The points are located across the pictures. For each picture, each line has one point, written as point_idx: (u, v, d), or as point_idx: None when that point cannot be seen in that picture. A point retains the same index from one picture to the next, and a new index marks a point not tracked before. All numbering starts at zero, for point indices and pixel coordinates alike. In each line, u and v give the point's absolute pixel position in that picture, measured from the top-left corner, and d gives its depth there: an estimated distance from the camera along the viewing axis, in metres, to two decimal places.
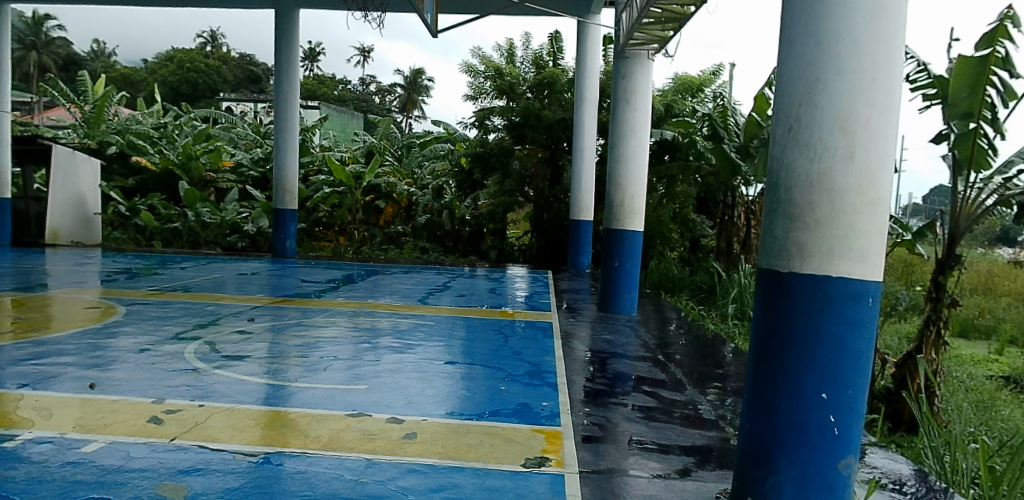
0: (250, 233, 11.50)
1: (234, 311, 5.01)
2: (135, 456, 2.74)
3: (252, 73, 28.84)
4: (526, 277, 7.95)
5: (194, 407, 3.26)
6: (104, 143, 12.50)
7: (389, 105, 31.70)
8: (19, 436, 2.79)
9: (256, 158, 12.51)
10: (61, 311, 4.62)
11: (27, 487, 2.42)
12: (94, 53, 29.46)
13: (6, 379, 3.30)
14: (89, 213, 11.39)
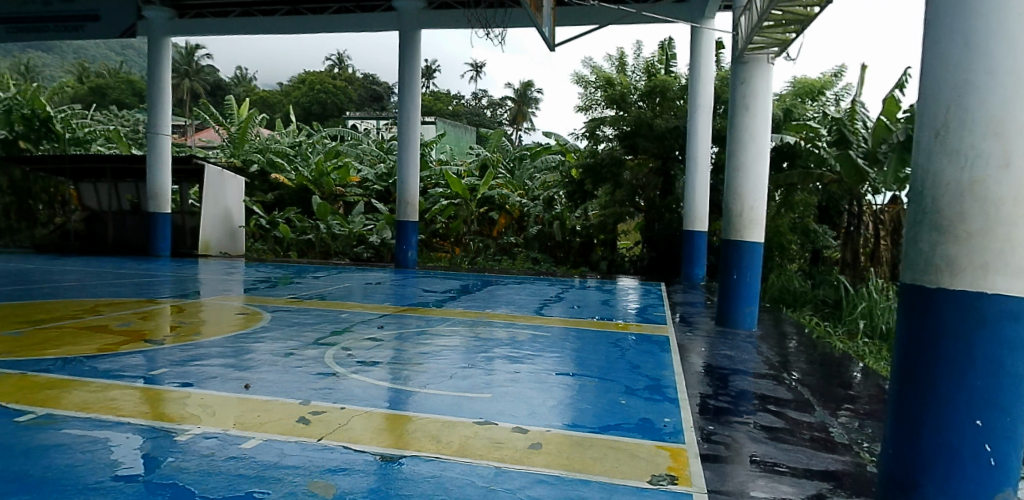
0: (375, 244, 11.98)
1: (363, 318, 5.25)
2: (288, 454, 2.95)
3: (375, 92, 30.51)
4: (638, 289, 7.83)
5: (337, 410, 3.45)
6: (247, 162, 13.61)
7: (501, 118, 32.33)
8: (189, 431, 3.07)
9: (380, 174, 13.02)
10: (213, 316, 5.05)
11: (199, 478, 2.67)
12: (237, 79, 32.54)
13: (171, 378, 3.64)
14: (235, 226, 12.48)
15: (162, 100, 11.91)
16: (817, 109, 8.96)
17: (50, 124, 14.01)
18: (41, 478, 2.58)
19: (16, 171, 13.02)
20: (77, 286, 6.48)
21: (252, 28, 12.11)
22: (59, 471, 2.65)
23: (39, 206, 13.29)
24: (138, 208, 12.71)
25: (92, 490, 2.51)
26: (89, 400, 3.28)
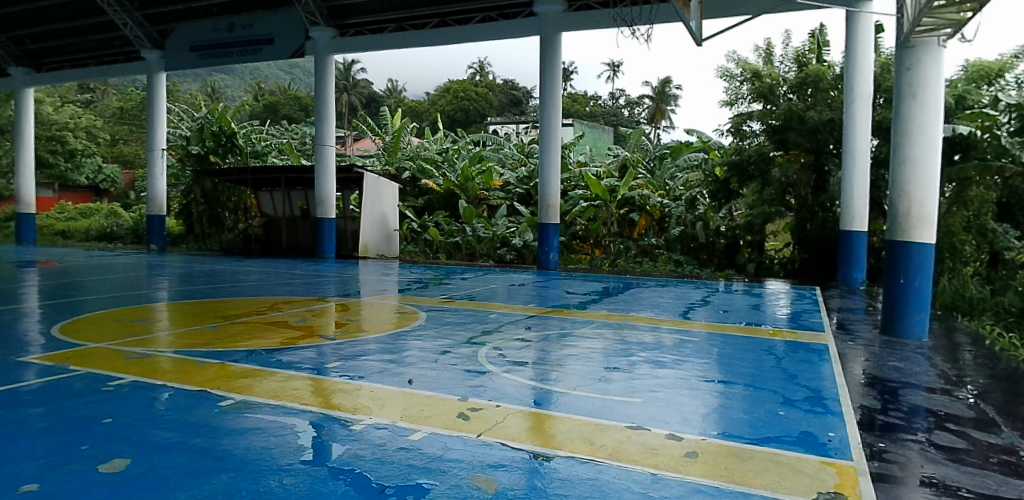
0: (517, 247, 12.15)
1: (510, 319, 5.37)
2: (452, 447, 3.06)
3: (514, 96, 33.12)
4: (790, 293, 7.41)
5: (493, 407, 3.54)
6: (400, 169, 14.47)
7: (639, 117, 34.06)
8: (362, 421, 3.29)
9: (521, 177, 13.21)
10: (373, 314, 5.38)
11: (374, 466, 2.85)
12: (389, 92, 36.80)
13: (341, 371, 3.92)
14: (390, 229, 13.20)
15: (327, 113, 12.88)
16: (993, 93, 8.10)
17: (234, 139, 15.53)
18: (239, 458, 2.87)
19: (208, 183, 15.21)
20: (261, 284, 7.24)
21: (396, 43, 12.54)
22: (257, 452, 2.94)
23: (226, 213, 15.60)
24: (307, 214, 13.77)
25: (283, 470, 2.76)
26: (276, 389, 3.61)
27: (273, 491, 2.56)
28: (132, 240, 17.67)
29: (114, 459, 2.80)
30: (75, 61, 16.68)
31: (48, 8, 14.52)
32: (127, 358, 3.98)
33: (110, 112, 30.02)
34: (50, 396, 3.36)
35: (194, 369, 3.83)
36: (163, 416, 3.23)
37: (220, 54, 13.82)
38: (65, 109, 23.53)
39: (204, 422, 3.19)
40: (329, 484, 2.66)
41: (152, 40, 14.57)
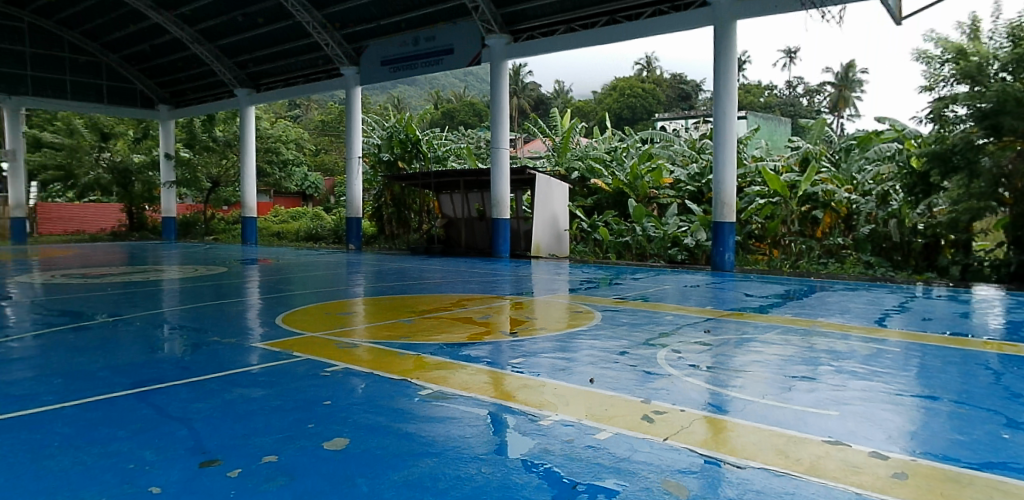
0: (690, 246, 11.72)
1: (686, 321, 5.29)
2: (639, 449, 3.03)
3: (683, 91, 36.66)
4: (1009, 300, 6.56)
5: (677, 411, 3.47)
6: (570, 169, 14.68)
7: (820, 106, 34.25)
8: (549, 416, 3.39)
9: (692, 174, 12.93)
10: (549, 313, 5.55)
11: (564, 461, 2.93)
12: (557, 95, 41.19)
13: (524, 367, 4.08)
14: (560, 229, 13.46)
15: (502, 120, 13.48)
16: None
17: (418, 146, 16.97)
18: (439, 446, 3.07)
19: (397, 188, 17.26)
20: (445, 282, 7.76)
21: (568, 44, 12.58)
22: (454, 441, 3.12)
23: (412, 215, 17.26)
24: (484, 215, 14.53)
25: (479, 459, 2.92)
26: (468, 381, 3.85)
27: (473, 479, 2.72)
28: (334, 240, 19.49)
29: (334, 437, 3.12)
30: (289, 80, 18.50)
31: (266, 34, 16.72)
32: (334, 346, 4.43)
33: (317, 125, 35.41)
34: (279, 377, 3.82)
35: (394, 359, 4.18)
36: (372, 400, 3.55)
37: (407, 67, 14.98)
38: (278, 125, 24.76)
39: (406, 410, 3.44)
40: (522, 477, 2.75)
41: (351, 57, 15.95)
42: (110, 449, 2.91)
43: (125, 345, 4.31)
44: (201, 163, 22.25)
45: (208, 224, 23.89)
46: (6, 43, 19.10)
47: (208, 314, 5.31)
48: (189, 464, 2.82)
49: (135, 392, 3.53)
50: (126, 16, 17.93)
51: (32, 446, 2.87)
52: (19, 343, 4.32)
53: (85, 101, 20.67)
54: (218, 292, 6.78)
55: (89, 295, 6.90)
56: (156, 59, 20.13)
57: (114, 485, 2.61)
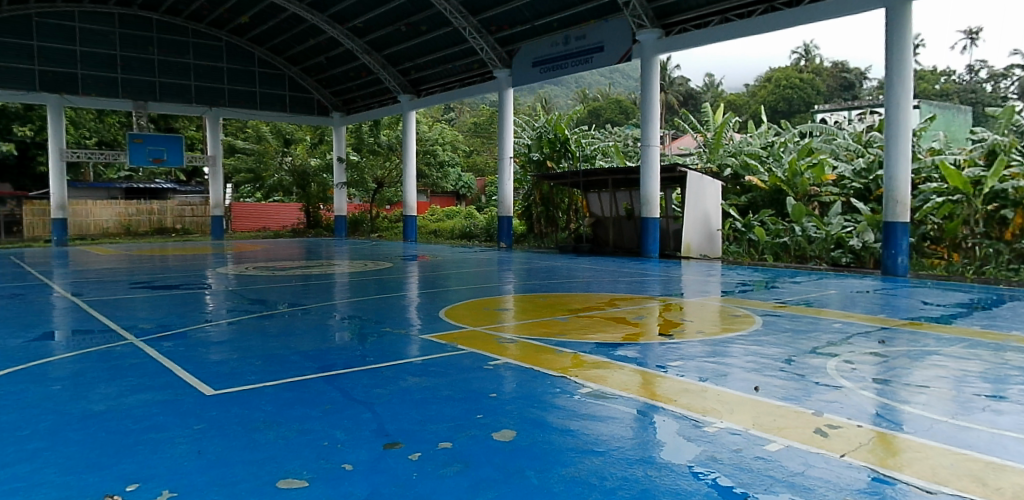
0: (856, 248, 10.96)
1: (857, 330, 4.98)
2: (814, 465, 2.84)
3: (845, 80, 34.23)
4: None
5: (854, 427, 3.26)
6: (722, 166, 14.13)
7: (1010, 91, 30.60)
8: (715, 424, 3.32)
9: (859, 169, 12.06)
10: (704, 316, 5.49)
11: (735, 471, 2.81)
12: (705, 88, 40.92)
13: (683, 371, 4.08)
14: (712, 229, 13.06)
15: (653, 115, 13.22)
16: None
17: (566, 145, 17.07)
18: (603, 444, 3.11)
19: (545, 187, 17.23)
20: (594, 281, 7.84)
21: (726, 35, 12.07)
22: (618, 441, 3.14)
23: (560, 214, 17.20)
24: (633, 215, 14.35)
25: (646, 462, 2.90)
26: (628, 383, 3.90)
27: (642, 480, 2.71)
28: (486, 239, 19.70)
29: (502, 430, 3.27)
30: (447, 84, 19.24)
31: (428, 42, 17.64)
32: (490, 339, 4.64)
33: (471, 128, 37.30)
34: (446, 367, 4.07)
35: (552, 357, 4.33)
36: (535, 397, 3.69)
37: (558, 67, 15.23)
38: (436, 127, 26.23)
39: (570, 409, 3.53)
40: (690, 483, 2.69)
41: (503, 60, 16.41)
42: (306, 427, 3.23)
43: (308, 331, 4.78)
44: (368, 165, 23.57)
45: (373, 222, 24.98)
46: (211, 61, 21.43)
47: (374, 306, 5.76)
48: (374, 445, 3.07)
49: (322, 375, 3.89)
50: (306, 31, 19.61)
51: (243, 420, 3.26)
52: (218, 328, 4.89)
53: (272, 110, 22.72)
54: (382, 286, 7.32)
55: (275, 286, 7.69)
56: (330, 70, 21.75)
57: (312, 460, 2.90)
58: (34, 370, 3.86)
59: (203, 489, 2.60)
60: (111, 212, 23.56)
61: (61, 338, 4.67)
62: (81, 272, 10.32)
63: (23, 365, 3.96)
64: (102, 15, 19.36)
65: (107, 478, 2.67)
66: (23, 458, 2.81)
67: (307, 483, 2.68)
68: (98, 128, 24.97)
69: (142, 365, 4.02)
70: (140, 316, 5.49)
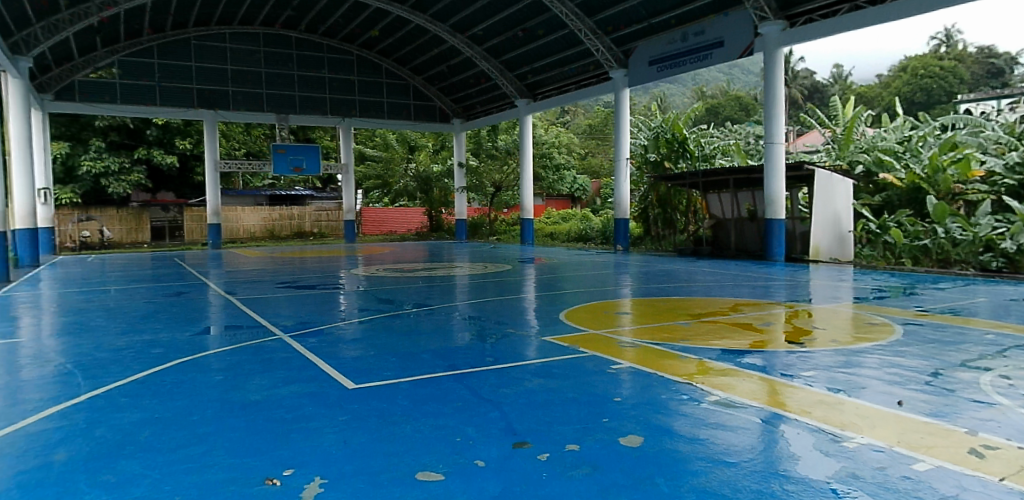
0: (1009, 252, 9.91)
1: (1014, 342, 4.55)
2: (970, 488, 2.59)
3: (995, 65, 31.22)
4: None
5: (1016, 448, 2.96)
6: (853, 163, 13.36)
7: None
8: (854, 440, 3.13)
9: (1012, 164, 11.01)
10: (835, 324, 5.36)
11: (878, 489, 2.62)
12: (833, 80, 38.77)
13: (815, 382, 3.95)
14: (843, 230, 12.27)
15: (775, 113, 12.74)
16: None
17: (685, 144, 16.51)
18: (733, 455, 3.01)
19: (662, 187, 16.52)
20: (715, 286, 7.68)
21: (862, 21, 11.30)
22: (748, 451, 3.04)
23: (678, 216, 16.39)
24: (756, 216, 13.82)
25: (783, 477, 2.75)
26: (756, 392, 3.82)
27: (778, 493, 2.58)
28: (602, 242, 19.19)
29: (629, 435, 3.27)
30: (563, 88, 19.31)
31: (544, 46, 17.88)
32: (611, 343, 4.80)
33: (586, 130, 38.07)
34: (570, 370, 4.20)
35: (675, 363, 4.40)
36: (660, 404, 3.68)
37: (675, 65, 14.91)
38: (552, 131, 27.22)
39: (695, 416, 3.49)
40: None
41: (619, 60, 16.41)
42: (441, 423, 3.39)
43: (433, 330, 5.09)
44: (486, 170, 23.83)
45: (491, 226, 25.36)
46: (343, 74, 22.59)
47: (491, 307, 6.11)
48: (503, 444, 3.15)
49: (453, 374, 4.09)
50: (430, 41, 20.31)
51: (382, 414, 3.47)
52: (351, 326, 5.30)
53: (398, 119, 23.62)
54: (499, 288, 7.60)
55: (401, 287, 8.12)
56: (451, 78, 22.42)
57: (446, 455, 3.03)
58: (199, 363, 4.34)
59: (349, 477, 2.78)
60: (258, 218, 25.76)
61: (216, 333, 5.28)
62: (233, 273, 11.32)
63: (190, 358, 4.46)
64: (248, 35, 20.92)
65: (266, 462, 2.93)
66: (195, 439, 3.15)
67: (444, 477, 2.80)
68: (246, 140, 26.83)
69: (290, 360, 4.40)
70: (285, 313, 6.12)
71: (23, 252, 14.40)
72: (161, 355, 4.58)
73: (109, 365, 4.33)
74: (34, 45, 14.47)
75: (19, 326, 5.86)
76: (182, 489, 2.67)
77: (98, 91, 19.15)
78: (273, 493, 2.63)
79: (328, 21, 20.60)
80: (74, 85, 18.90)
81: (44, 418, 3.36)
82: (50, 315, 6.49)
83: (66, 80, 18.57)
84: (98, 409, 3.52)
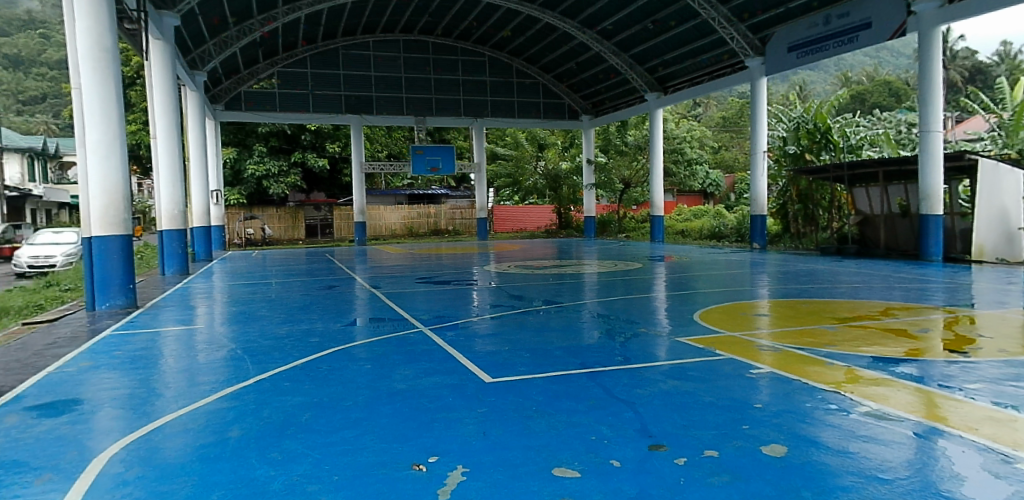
0: None
1: None
2: None
3: None
4: None
5: None
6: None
7: None
8: None
9: None
10: (1005, 332, 4.76)
11: None
12: (1001, 58, 34.65)
13: (981, 395, 3.54)
14: (1014, 228, 10.97)
15: (933, 95, 11.59)
16: None
17: (829, 135, 15.49)
18: (890, 472, 2.72)
19: (803, 182, 15.54)
20: (864, 287, 7.14)
21: None
22: (902, 466, 2.76)
23: (821, 212, 15.41)
24: (909, 212, 12.69)
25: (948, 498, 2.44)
26: (912, 404, 3.48)
27: None
28: (737, 239, 18.49)
29: (772, 444, 3.06)
30: (696, 79, 18.76)
31: (675, 37, 17.47)
32: (749, 346, 4.67)
33: (718, 122, 36.74)
34: (706, 373, 4.10)
35: (821, 370, 4.14)
36: (805, 413, 3.43)
37: (818, 49, 14.11)
38: (685, 126, 26.84)
39: (842, 426, 3.23)
40: None
41: (755, 48, 15.61)
42: (575, 420, 3.39)
43: (563, 329, 5.23)
44: (615, 166, 23.93)
45: (621, 223, 25.17)
46: (476, 75, 23.25)
47: (622, 306, 6.21)
48: (640, 446, 3.07)
49: (585, 372, 4.12)
50: (559, 38, 20.50)
51: (517, 408, 3.55)
52: (484, 322, 5.58)
53: (528, 117, 24.02)
54: (628, 287, 7.60)
55: (532, 283, 8.29)
56: (581, 74, 22.43)
57: (583, 453, 3.00)
58: (348, 352, 4.70)
59: (490, 468, 2.84)
60: (398, 215, 27.06)
61: (362, 324, 5.74)
62: (377, 268, 12.06)
63: (339, 348, 4.84)
64: (390, 43, 22.04)
65: (411, 449, 3.06)
66: (348, 424, 3.38)
67: (579, 474, 2.77)
68: (387, 142, 28.03)
69: (429, 353, 4.65)
70: (421, 308, 6.51)
71: (200, 247, 15.86)
72: (316, 344, 5.00)
73: (273, 351, 4.79)
74: (208, 60, 16.26)
75: (198, 314, 6.62)
76: (339, 468, 2.85)
77: (262, 100, 21.02)
78: (419, 478, 2.74)
79: (462, 24, 21.23)
80: (240, 95, 20.91)
81: (220, 398, 3.76)
82: (221, 305, 7.29)
83: (235, 91, 20.67)
84: (265, 391, 3.89)
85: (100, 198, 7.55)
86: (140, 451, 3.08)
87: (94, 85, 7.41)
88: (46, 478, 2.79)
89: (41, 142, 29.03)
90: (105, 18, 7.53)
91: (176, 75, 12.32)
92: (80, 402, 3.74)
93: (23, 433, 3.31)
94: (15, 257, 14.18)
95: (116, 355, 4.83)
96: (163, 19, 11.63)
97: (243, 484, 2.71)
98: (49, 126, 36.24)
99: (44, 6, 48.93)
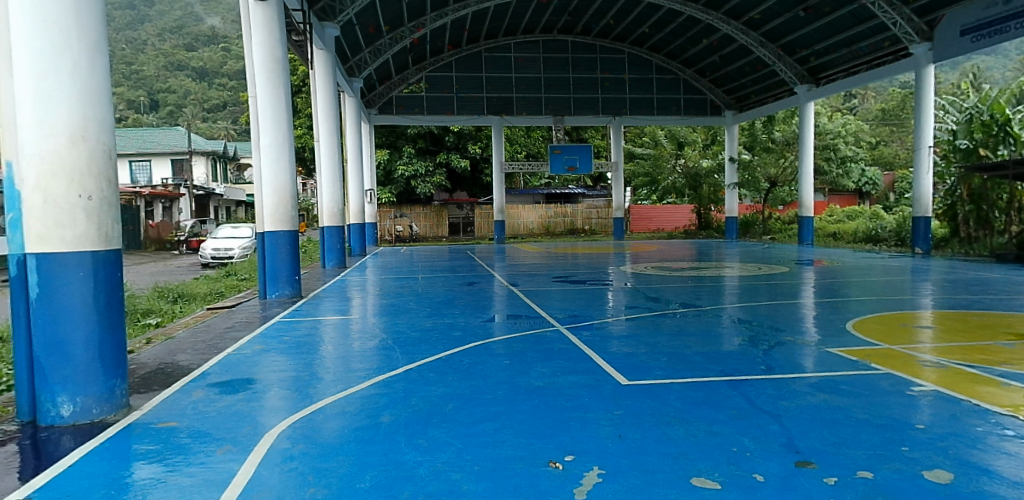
0: None
1: None
2: None
3: None
4: None
5: None
6: None
7: None
8: None
9: None
10: None
11: None
12: None
13: None
14: None
15: None
16: None
17: (1008, 127, 14.05)
18: None
19: (976, 180, 14.00)
20: None
21: None
22: None
23: (997, 214, 13.83)
24: None
25: None
26: None
27: None
28: (896, 242, 17.06)
29: (935, 469, 2.74)
30: (851, 69, 17.58)
31: (830, 24, 16.32)
32: (910, 361, 4.32)
33: (876, 116, 33.80)
34: (860, 388, 3.83)
35: (996, 391, 3.70)
36: (975, 438, 3.07)
37: (1000, 31, 12.57)
38: (838, 119, 25.39)
39: (1013, 453, 2.88)
40: None
41: (922, 33, 14.31)
42: (715, 429, 3.27)
43: (701, 334, 5.17)
44: (760, 164, 22.76)
45: (766, 224, 24.10)
46: (617, 72, 23.04)
47: (766, 312, 5.99)
48: (785, 461, 2.86)
49: (727, 381, 4.01)
50: (701, 31, 19.81)
51: (655, 414, 3.49)
52: (620, 324, 5.63)
53: (668, 114, 23.43)
54: (774, 292, 7.28)
55: (672, 286, 8.16)
56: (725, 68, 21.58)
57: (723, 464, 2.85)
58: (487, 348, 4.90)
59: (628, 472, 2.78)
60: (535, 215, 27.65)
61: (501, 321, 5.92)
62: (515, 266, 12.30)
63: (479, 343, 5.06)
64: (530, 43, 22.36)
65: (548, 446, 3.08)
66: (488, 417, 3.48)
67: (721, 486, 2.63)
68: (525, 142, 28.40)
69: (567, 351, 4.77)
70: (559, 307, 6.62)
71: (355, 242, 17.21)
72: (458, 338, 5.24)
73: (420, 343, 5.07)
74: (364, 67, 17.40)
75: (352, 305, 7.15)
76: (479, 460, 2.93)
77: (412, 104, 22.13)
78: (557, 475, 2.75)
79: (601, 22, 21.15)
80: (392, 100, 22.11)
81: (371, 385, 4.05)
82: (373, 297, 7.80)
83: (386, 95, 21.85)
84: (412, 381, 4.13)
85: (272, 196, 8.33)
86: (303, 430, 3.35)
87: (267, 93, 8.23)
88: (226, 449, 3.11)
89: (221, 145, 32.49)
90: (276, 30, 8.30)
91: (335, 81, 13.15)
92: (254, 382, 4.16)
93: (208, 407, 3.73)
94: (200, 249, 15.99)
95: (284, 340, 5.33)
96: (325, 29, 12.60)
97: (392, 467, 2.86)
98: (230, 130, 40.55)
99: (226, 21, 54.22)
